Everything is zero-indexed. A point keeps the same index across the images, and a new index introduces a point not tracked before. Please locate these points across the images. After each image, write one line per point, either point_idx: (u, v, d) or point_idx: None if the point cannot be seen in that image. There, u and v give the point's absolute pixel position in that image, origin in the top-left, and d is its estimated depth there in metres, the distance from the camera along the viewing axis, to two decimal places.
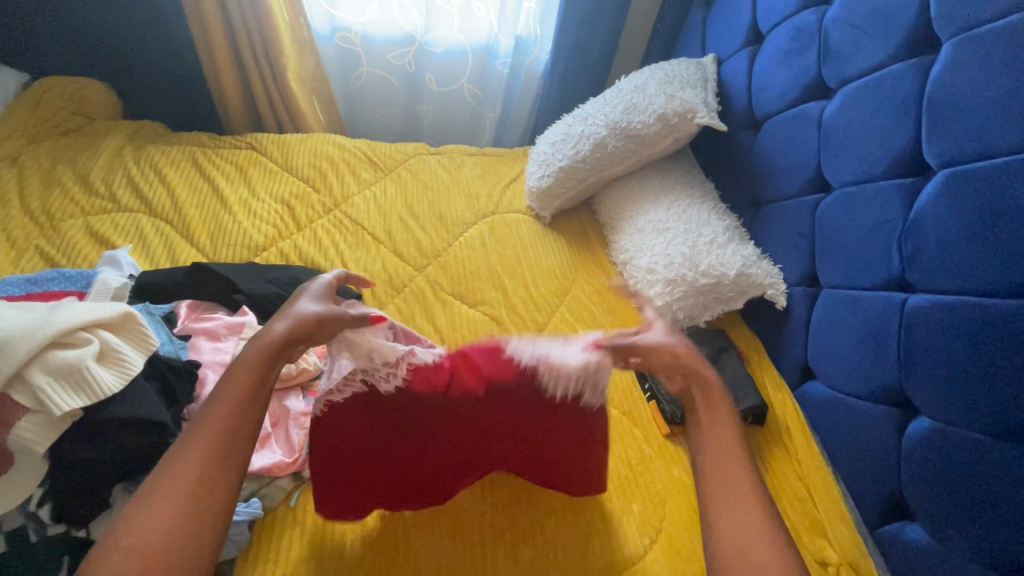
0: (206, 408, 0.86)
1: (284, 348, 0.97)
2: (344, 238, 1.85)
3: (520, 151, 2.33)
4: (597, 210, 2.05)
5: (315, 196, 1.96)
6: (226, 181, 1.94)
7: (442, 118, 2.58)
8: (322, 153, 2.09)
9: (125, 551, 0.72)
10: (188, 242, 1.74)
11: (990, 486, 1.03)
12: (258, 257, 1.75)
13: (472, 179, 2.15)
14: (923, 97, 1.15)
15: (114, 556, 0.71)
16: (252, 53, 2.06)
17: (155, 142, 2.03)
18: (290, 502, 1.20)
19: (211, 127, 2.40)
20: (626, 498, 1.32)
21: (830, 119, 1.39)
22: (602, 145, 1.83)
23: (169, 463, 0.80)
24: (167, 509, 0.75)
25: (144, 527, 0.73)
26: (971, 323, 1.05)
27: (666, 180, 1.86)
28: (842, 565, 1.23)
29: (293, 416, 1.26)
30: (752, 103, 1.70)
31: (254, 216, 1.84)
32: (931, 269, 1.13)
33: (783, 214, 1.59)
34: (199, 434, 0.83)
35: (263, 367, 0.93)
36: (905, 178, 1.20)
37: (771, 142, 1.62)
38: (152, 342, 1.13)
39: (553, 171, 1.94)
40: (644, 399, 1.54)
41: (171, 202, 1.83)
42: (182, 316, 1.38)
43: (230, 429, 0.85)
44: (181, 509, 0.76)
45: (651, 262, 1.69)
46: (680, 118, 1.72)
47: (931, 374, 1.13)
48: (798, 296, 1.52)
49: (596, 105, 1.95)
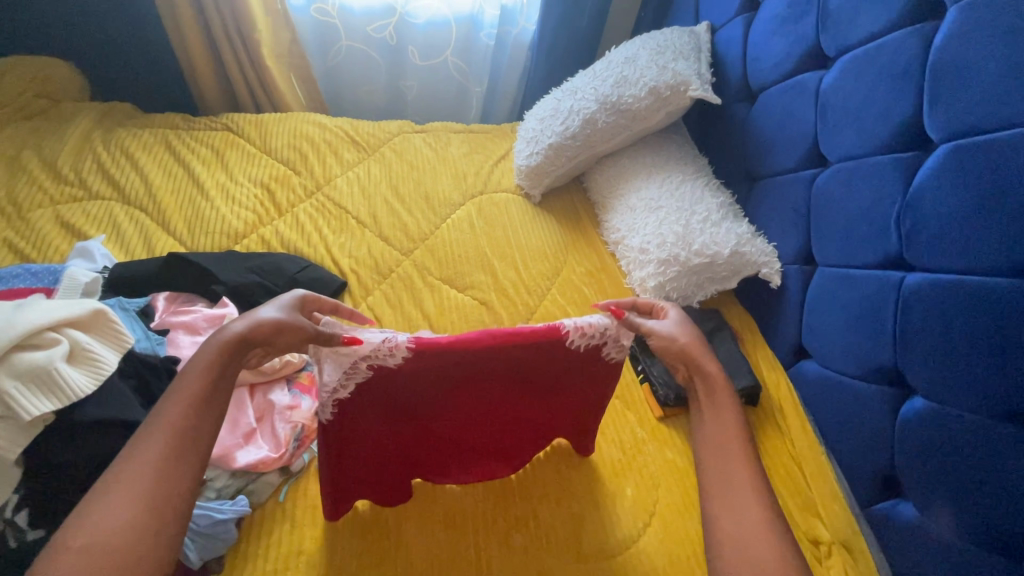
0: (157, 415, 0.84)
1: (239, 350, 0.95)
2: (327, 223, 1.80)
3: (507, 127, 2.25)
4: (588, 188, 1.99)
5: (296, 179, 1.89)
6: (201, 165, 1.86)
7: (427, 93, 2.48)
8: (301, 133, 2.01)
9: (78, 551, 0.70)
10: (164, 230, 1.68)
11: (984, 467, 1.02)
12: (239, 245, 1.69)
13: (458, 158, 2.08)
14: (925, 67, 1.10)
15: (65, 557, 0.69)
16: (222, 28, 1.95)
17: (126, 125, 1.94)
18: (278, 497, 1.17)
19: (186, 107, 2.30)
20: (619, 482, 1.31)
21: (828, 90, 1.34)
22: (592, 121, 1.77)
23: (122, 463, 0.79)
24: (122, 508, 0.75)
25: (98, 525, 0.73)
26: (970, 303, 1.03)
27: (658, 156, 1.81)
28: (834, 544, 1.23)
29: (279, 410, 1.23)
30: (747, 73, 1.63)
31: (232, 202, 1.77)
32: (929, 247, 1.10)
33: (778, 190, 1.55)
34: (159, 423, 0.83)
35: (215, 376, 0.90)
36: (905, 153, 1.15)
37: (767, 115, 1.56)
38: (127, 339, 1.09)
39: (542, 148, 1.87)
40: (637, 382, 1.52)
41: (144, 189, 1.75)
42: (159, 309, 1.34)
43: (187, 430, 0.84)
44: (138, 507, 0.75)
45: (644, 240, 1.65)
46: (672, 91, 1.65)
47: (927, 354, 1.11)
48: (792, 274, 1.49)
49: (585, 78, 1.88)
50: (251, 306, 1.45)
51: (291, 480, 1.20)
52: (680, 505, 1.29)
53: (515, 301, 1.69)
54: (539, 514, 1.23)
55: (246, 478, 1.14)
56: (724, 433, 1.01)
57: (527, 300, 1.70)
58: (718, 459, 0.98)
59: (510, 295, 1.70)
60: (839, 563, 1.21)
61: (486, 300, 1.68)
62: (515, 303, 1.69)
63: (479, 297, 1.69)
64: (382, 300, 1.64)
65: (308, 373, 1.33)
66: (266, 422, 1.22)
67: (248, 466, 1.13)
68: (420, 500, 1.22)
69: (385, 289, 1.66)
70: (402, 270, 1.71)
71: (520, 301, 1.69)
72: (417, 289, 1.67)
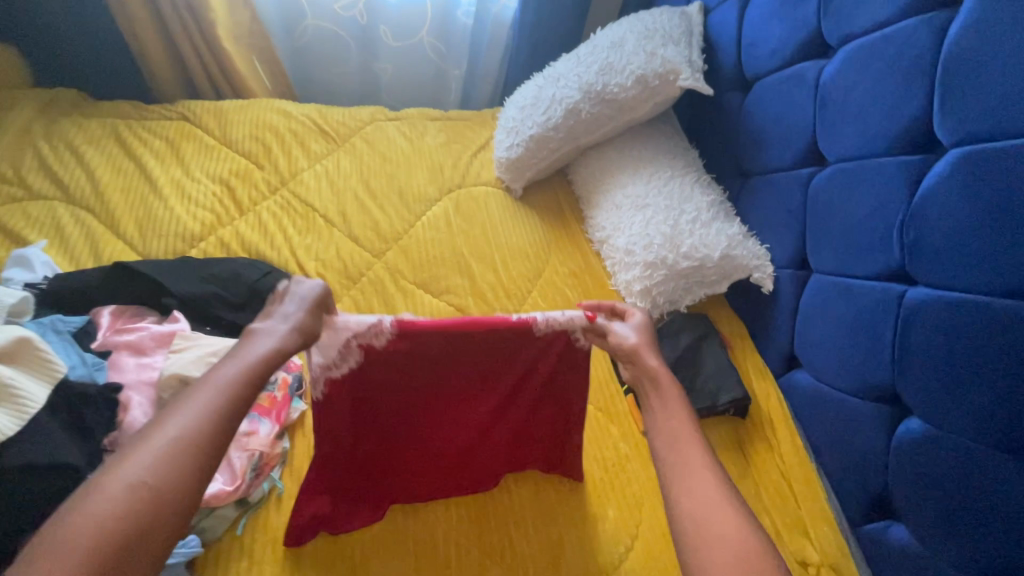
0: (201, 385, 0.82)
1: (269, 365, 0.90)
2: (293, 222, 1.68)
3: (488, 113, 2.11)
4: (572, 181, 1.88)
5: (258, 173, 1.76)
6: (154, 160, 1.72)
7: (402, 76, 2.33)
8: (264, 122, 1.86)
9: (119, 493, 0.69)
10: (113, 233, 1.56)
11: (983, 498, 0.96)
12: (196, 249, 1.57)
13: (435, 148, 1.95)
14: (937, 62, 0.99)
15: (102, 495, 0.68)
16: (173, 8, 1.78)
17: (71, 114, 1.79)
18: (237, 531, 1.10)
19: (140, 93, 2.13)
20: (601, 504, 1.25)
21: (828, 83, 1.23)
22: (575, 111, 1.65)
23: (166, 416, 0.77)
24: (161, 459, 0.73)
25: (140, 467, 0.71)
26: (976, 325, 0.95)
27: (646, 149, 1.69)
28: (822, 566, 1.19)
29: (235, 437, 1.14)
30: (742, 60, 1.51)
31: (189, 201, 1.65)
32: (934, 261, 1.01)
33: (773, 189, 1.45)
34: (208, 383, 0.82)
35: (248, 381, 0.85)
36: (911, 156, 1.06)
37: (762, 107, 1.45)
38: (57, 368, 1.01)
39: (522, 140, 1.75)
40: (622, 393, 1.45)
41: (91, 187, 1.62)
42: (103, 326, 1.22)
43: (228, 401, 0.81)
44: (176, 461, 0.73)
45: (630, 241, 1.55)
46: (660, 80, 1.53)
47: (926, 375, 1.04)
48: (785, 279, 1.41)
49: (568, 63, 1.75)
50: (207, 319, 1.34)
51: (249, 512, 1.12)
52: (663, 527, 1.24)
53: (494, 306, 1.60)
54: (515, 541, 1.17)
55: (199, 515, 1.06)
56: (683, 433, 1.00)
57: (506, 305, 1.61)
58: (681, 460, 0.96)
59: (489, 299, 1.61)
60: None
61: (463, 306, 1.59)
62: (494, 308, 1.60)
63: (456, 302, 1.59)
64: (352, 307, 1.53)
65: (267, 394, 1.23)
66: None
67: (202, 502, 1.04)
68: (390, 527, 1.16)
69: (356, 295, 1.56)
70: (373, 274, 1.61)
71: (498, 305, 1.60)
72: (390, 294, 1.57)
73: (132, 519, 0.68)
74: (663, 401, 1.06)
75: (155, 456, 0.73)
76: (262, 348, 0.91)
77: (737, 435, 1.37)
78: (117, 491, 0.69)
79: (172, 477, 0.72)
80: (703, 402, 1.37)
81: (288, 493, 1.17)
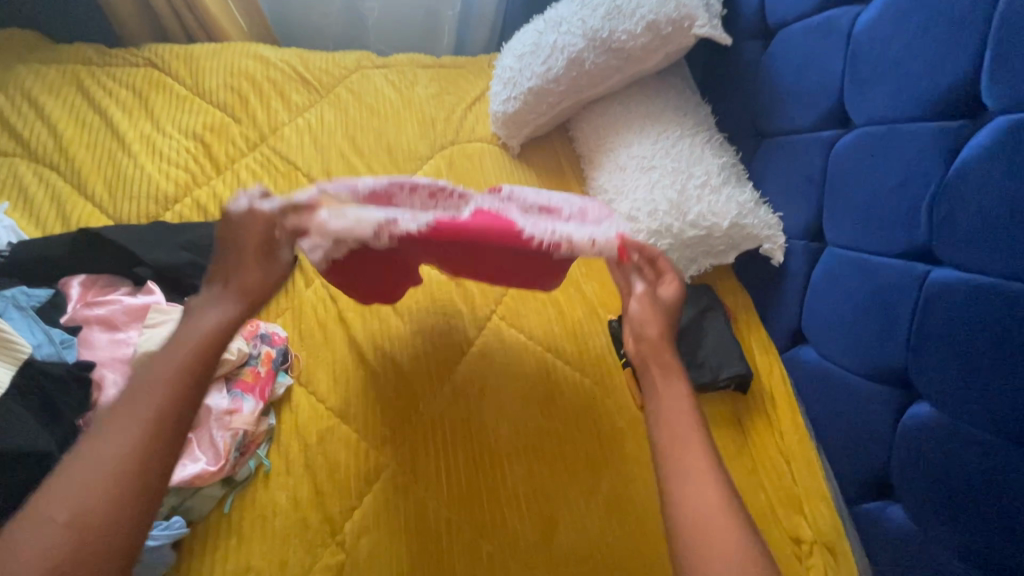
0: (125, 400, 0.75)
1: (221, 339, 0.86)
2: (274, 182, 1.57)
3: (484, 60, 1.95)
4: (574, 138, 1.74)
5: (235, 127, 1.63)
6: (120, 111, 1.59)
7: (391, 17, 2.13)
8: (239, 69, 1.71)
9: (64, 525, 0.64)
10: (80, 194, 1.46)
11: (989, 489, 0.93)
12: (171, 211, 1.48)
13: (426, 100, 1.80)
14: (994, 14, 0.87)
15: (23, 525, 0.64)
16: None
17: (26, 58, 1.63)
18: (223, 509, 1.08)
19: (105, 34, 1.96)
20: (595, 479, 1.22)
21: (863, 33, 1.10)
22: (578, 61, 1.50)
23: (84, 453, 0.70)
24: (63, 506, 0.65)
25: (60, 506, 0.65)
26: (1003, 313, 0.88)
27: (654, 104, 1.56)
28: (815, 543, 1.19)
29: (216, 416, 1.09)
30: (765, 4, 1.36)
31: (160, 158, 1.53)
32: (965, 243, 0.93)
33: (791, 152, 1.34)
34: (128, 415, 0.73)
35: (200, 353, 0.82)
36: (950, 122, 0.95)
37: (785, 59, 1.32)
38: (22, 350, 0.97)
39: (519, 93, 1.61)
40: (619, 365, 1.39)
41: (52, 142, 1.50)
42: (72, 299, 1.16)
43: (151, 434, 0.73)
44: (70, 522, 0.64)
45: (634, 206, 1.44)
46: (674, 27, 1.40)
47: (942, 361, 0.99)
48: (797, 251, 1.32)
49: (572, 5, 1.58)
50: (184, 290, 1.27)
51: (237, 490, 1.10)
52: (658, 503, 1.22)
53: None
54: (507, 521, 1.15)
55: (182, 495, 1.03)
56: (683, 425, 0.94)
57: None
58: (678, 442, 0.91)
59: None
60: (819, 564, 1.17)
61: None
62: None
63: None
64: None
65: (250, 369, 1.18)
66: (202, 429, 1.09)
67: (184, 483, 1.02)
68: (377, 505, 1.13)
69: None
70: None
71: None
72: None
73: (76, 530, 0.64)
74: (663, 398, 1.00)
75: (88, 477, 0.68)
76: (208, 322, 0.87)
77: (736, 410, 1.34)
78: (47, 528, 0.64)
79: (100, 501, 0.67)
80: (703, 377, 1.33)
81: (275, 470, 1.14)
